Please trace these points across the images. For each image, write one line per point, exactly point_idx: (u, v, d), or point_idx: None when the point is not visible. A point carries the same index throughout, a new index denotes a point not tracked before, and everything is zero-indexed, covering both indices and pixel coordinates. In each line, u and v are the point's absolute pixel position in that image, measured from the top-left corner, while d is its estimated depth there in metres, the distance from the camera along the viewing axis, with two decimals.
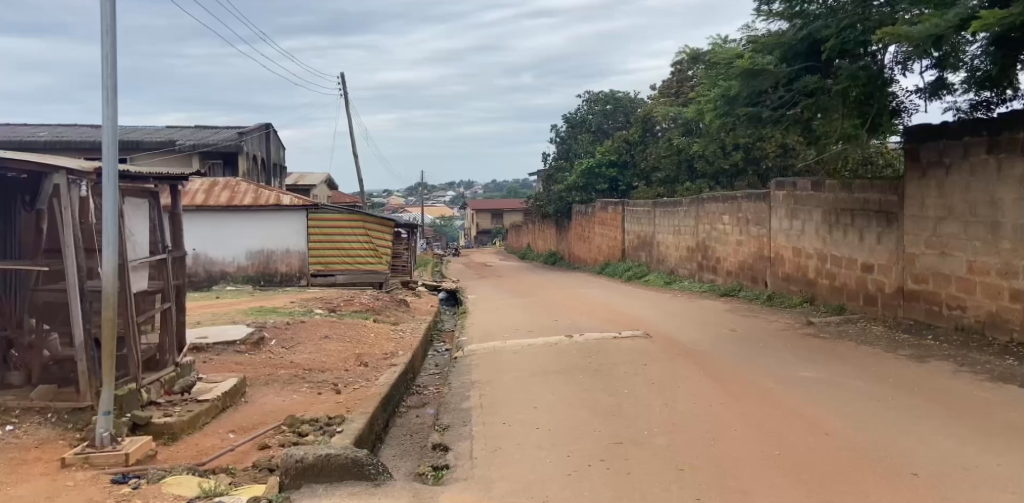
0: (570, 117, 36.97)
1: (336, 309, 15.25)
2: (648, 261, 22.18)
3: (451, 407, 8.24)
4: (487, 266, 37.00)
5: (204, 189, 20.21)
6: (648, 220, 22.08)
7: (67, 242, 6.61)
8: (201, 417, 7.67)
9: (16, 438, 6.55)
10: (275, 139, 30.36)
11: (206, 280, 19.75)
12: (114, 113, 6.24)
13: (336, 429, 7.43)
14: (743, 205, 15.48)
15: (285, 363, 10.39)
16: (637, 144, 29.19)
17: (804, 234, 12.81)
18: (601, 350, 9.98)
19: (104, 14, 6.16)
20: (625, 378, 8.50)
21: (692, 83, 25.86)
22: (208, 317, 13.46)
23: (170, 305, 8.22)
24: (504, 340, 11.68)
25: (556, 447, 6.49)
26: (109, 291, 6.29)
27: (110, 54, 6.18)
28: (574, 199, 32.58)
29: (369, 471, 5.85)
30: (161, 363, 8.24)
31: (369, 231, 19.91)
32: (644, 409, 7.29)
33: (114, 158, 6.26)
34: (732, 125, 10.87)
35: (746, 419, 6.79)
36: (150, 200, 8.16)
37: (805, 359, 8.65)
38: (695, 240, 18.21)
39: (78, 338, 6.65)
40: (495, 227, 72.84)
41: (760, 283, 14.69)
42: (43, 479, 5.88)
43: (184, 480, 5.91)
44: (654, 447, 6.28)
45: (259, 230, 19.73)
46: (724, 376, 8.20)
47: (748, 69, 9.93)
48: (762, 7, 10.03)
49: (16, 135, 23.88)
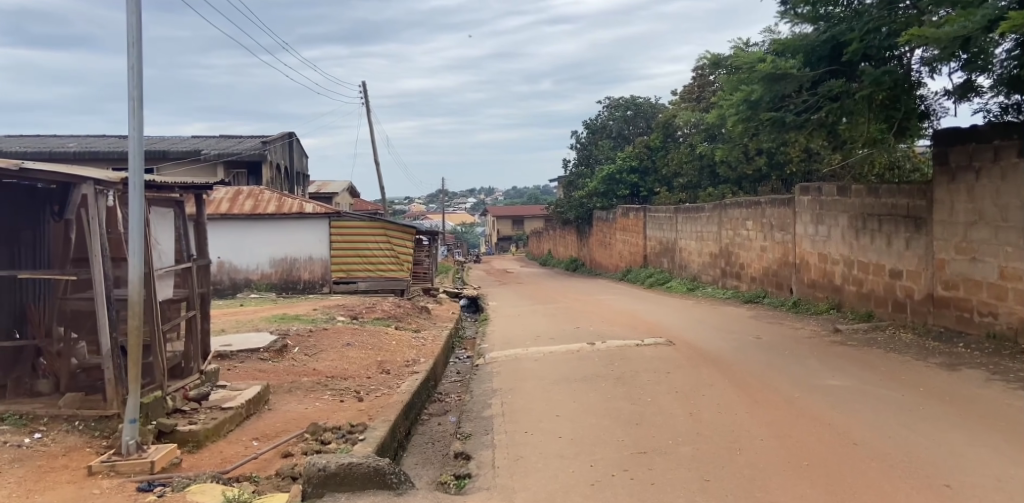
0: (590, 123, 36.87)
1: (359, 316, 15.28)
2: (670, 267, 22.04)
3: (473, 415, 8.22)
4: (507, 266, 45.34)
5: (228, 197, 20.41)
6: (670, 226, 21.95)
7: (94, 251, 6.65)
8: (226, 424, 7.71)
9: (44, 445, 6.58)
10: (298, 148, 30.56)
11: (231, 288, 19.91)
12: (139, 123, 6.29)
13: (358, 437, 7.43)
14: (767, 210, 15.34)
15: (308, 371, 10.44)
16: (658, 149, 29.03)
17: (830, 240, 12.68)
18: (623, 358, 9.92)
19: (131, 26, 6.23)
20: (649, 386, 8.42)
21: (713, 88, 25.73)
22: (232, 324, 13.56)
23: (195, 312, 8.29)
24: (526, 347, 11.65)
25: (579, 456, 6.44)
26: (136, 299, 6.33)
27: (136, 65, 6.24)
28: (595, 205, 32.43)
29: (391, 479, 5.86)
30: (186, 370, 8.34)
31: (390, 237, 19.82)
32: (667, 418, 7.21)
33: (140, 169, 6.33)
34: (754, 130, 10.66)
35: (773, 428, 6.71)
36: (175, 208, 8.25)
37: (833, 367, 8.53)
38: (719, 246, 18.06)
39: (105, 346, 6.69)
40: (516, 233, 72.67)
41: (785, 289, 14.53)
42: (70, 487, 5.90)
43: (208, 488, 5.92)
44: (678, 457, 6.21)
45: (282, 239, 19.86)
46: (748, 384, 8.12)
47: (770, 73, 9.81)
48: (787, 10, 9.93)
49: (45, 146, 24.22)
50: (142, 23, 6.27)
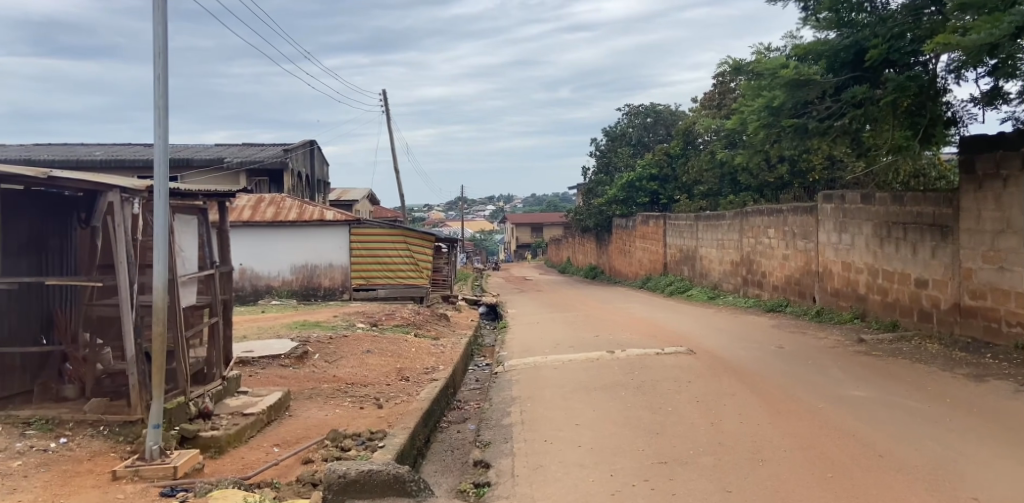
0: (609, 131, 36.80)
1: (378, 323, 15.31)
2: (691, 275, 21.91)
3: (493, 423, 8.20)
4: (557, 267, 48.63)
5: (250, 205, 20.59)
6: (690, 234, 21.82)
7: (120, 258, 6.74)
8: (247, 430, 7.78)
9: (69, 450, 6.62)
10: (318, 156, 30.75)
11: (252, 294, 20.08)
12: (165, 132, 6.36)
13: (378, 444, 7.44)
14: (789, 218, 15.23)
15: (328, 378, 10.49)
16: (678, 156, 28.91)
17: (853, 247, 12.56)
18: (644, 367, 9.87)
19: (157, 36, 6.31)
20: (669, 395, 8.37)
21: (734, 95, 25.58)
22: (253, 331, 13.65)
23: (218, 318, 8.38)
24: (546, 355, 11.64)
25: (599, 465, 6.42)
26: (160, 305, 6.39)
27: (162, 75, 6.31)
28: (614, 212, 32.35)
29: (410, 487, 5.86)
30: (208, 376, 8.40)
31: (410, 245, 19.87)
32: (688, 428, 7.16)
33: (165, 177, 6.39)
34: (776, 137, 10.44)
35: (797, 439, 6.64)
36: (198, 216, 8.35)
37: (858, 378, 8.42)
38: (740, 255, 17.95)
39: (130, 352, 6.77)
40: (535, 241, 72.55)
41: (808, 298, 14.41)
42: (94, 492, 5.92)
43: (229, 494, 5.91)
44: (699, 467, 6.17)
45: (303, 246, 19.98)
46: (770, 394, 8.06)
47: (794, 79, 9.65)
48: (810, 16, 9.87)
49: (72, 154, 24.59)
50: (168, 33, 6.35)
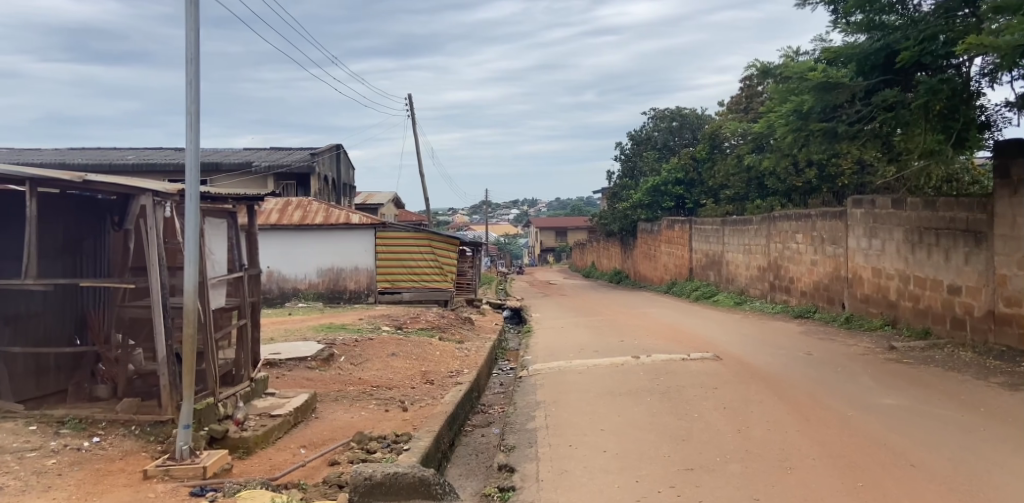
0: (634, 134, 36.67)
1: (403, 326, 15.37)
2: (717, 281, 21.77)
3: (517, 427, 8.20)
4: (581, 272, 48.54)
5: (278, 208, 20.79)
6: (717, 239, 21.68)
7: (151, 260, 6.84)
8: (274, 432, 7.86)
9: (102, 449, 6.70)
10: (345, 159, 30.96)
11: (279, 296, 20.25)
12: (197, 136, 6.45)
13: (403, 447, 7.48)
14: (818, 223, 15.08)
15: (354, 380, 10.56)
16: (704, 160, 28.73)
17: (884, 253, 12.40)
18: (669, 372, 9.82)
19: (189, 43, 6.40)
20: (696, 401, 8.33)
21: (761, 98, 25.40)
22: (281, 333, 13.76)
23: (246, 321, 8.48)
24: (571, 359, 11.63)
25: (624, 471, 6.40)
26: (191, 307, 6.47)
27: (193, 80, 6.40)
28: (639, 216, 32.23)
29: (436, 490, 5.89)
30: (236, 377, 8.49)
31: (435, 248, 19.97)
32: (715, 434, 7.12)
33: (195, 182, 6.47)
34: (804, 142, 10.38)
35: (825, 448, 6.57)
36: (228, 219, 8.46)
37: (888, 386, 8.31)
38: (767, 260, 17.79)
39: (161, 353, 6.87)
40: (559, 245, 72.48)
41: (836, 304, 14.26)
42: (127, 490, 5.99)
43: (258, 494, 5.97)
44: (726, 475, 6.13)
45: (329, 249, 20.14)
46: (798, 401, 7.98)
47: (822, 82, 9.57)
48: (840, 19, 9.78)
49: (105, 158, 25.05)
50: (199, 40, 6.44)
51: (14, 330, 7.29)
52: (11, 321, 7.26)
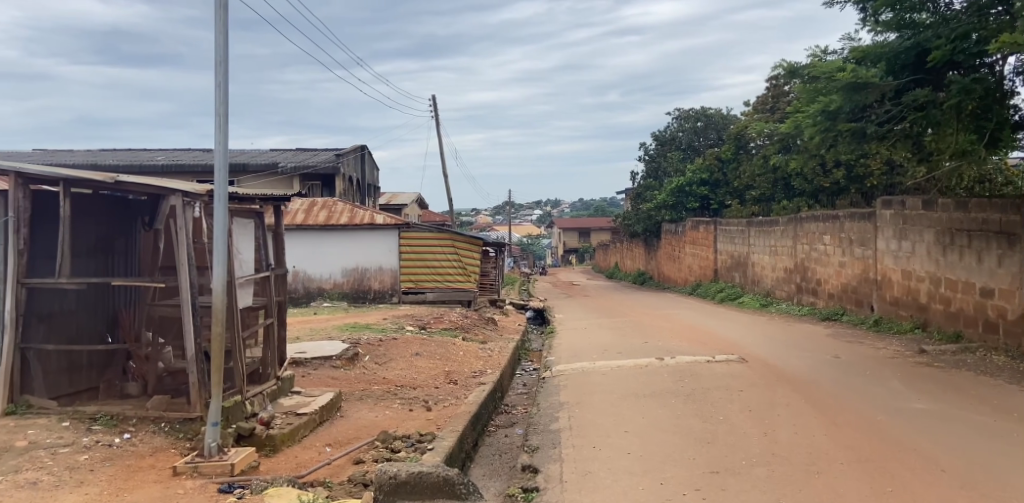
0: (658, 135, 36.51)
1: (426, 326, 15.43)
2: (742, 282, 21.62)
3: (540, 428, 8.20)
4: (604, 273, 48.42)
5: (304, 209, 20.94)
6: (742, 240, 21.53)
7: (181, 260, 6.92)
8: (300, 430, 7.92)
9: (133, 445, 6.78)
10: (369, 160, 31.13)
11: (304, 296, 20.40)
12: (225, 137, 6.52)
13: (427, 446, 7.51)
14: (846, 224, 14.92)
15: (378, 379, 10.61)
16: (729, 161, 28.54)
17: (914, 255, 12.24)
18: (694, 374, 9.77)
19: (218, 46, 6.47)
20: (721, 404, 8.27)
21: (788, 98, 25.18)
22: (306, 332, 13.86)
23: (273, 320, 8.56)
24: (594, 361, 11.60)
25: (648, 473, 6.37)
26: (219, 306, 6.54)
27: (222, 82, 6.48)
28: (663, 217, 32.09)
29: (460, 490, 5.89)
30: (263, 376, 8.57)
31: (458, 248, 20.02)
32: (741, 437, 7.06)
33: (224, 182, 6.54)
34: (832, 142, 10.29)
35: (853, 452, 6.50)
36: (255, 219, 8.56)
37: (918, 390, 8.20)
38: (794, 261, 17.63)
39: (190, 351, 6.96)
40: (582, 246, 72.35)
41: (865, 307, 14.11)
42: (156, 486, 6.06)
43: (284, 492, 6.02)
44: (752, 478, 6.09)
45: (354, 250, 20.26)
46: (826, 405, 7.90)
47: (851, 81, 9.37)
48: (869, 18, 9.68)
49: (135, 159, 25.40)
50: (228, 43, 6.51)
51: (48, 328, 7.40)
52: (45, 319, 7.37)
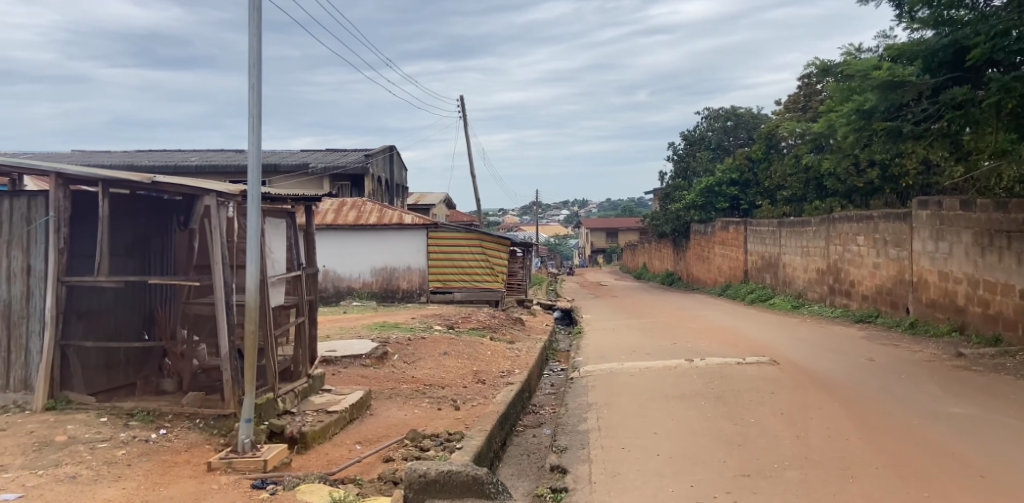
0: (688, 134, 36.25)
1: (454, 326, 15.48)
2: (774, 283, 21.41)
3: (569, 429, 8.18)
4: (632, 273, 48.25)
5: (333, 209, 21.13)
6: (774, 241, 21.31)
7: (215, 259, 7.01)
8: (331, 427, 7.98)
9: (168, 441, 6.88)
10: (398, 160, 31.31)
11: (334, 295, 20.56)
12: (258, 139, 6.59)
13: (456, 445, 7.53)
14: (880, 225, 14.72)
15: (407, 378, 10.66)
16: (760, 160, 28.27)
17: (952, 257, 12.04)
18: (724, 376, 9.70)
19: (252, 48, 6.54)
20: (751, 406, 8.20)
21: (821, 97, 24.86)
22: (336, 331, 13.97)
23: (304, 318, 8.64)
24: (622, 361, 11.55)
25: (678, 475, 6.34)
26: (252, 305, 6.62)
27: (256, 84, 6.55)
28: (692, 217, 31.87)
29: (490, 489, 5.91)
30: (295, 374, 8.66)
31: (485, 248, 20.05)
32: (773, 440, 7.00)
33: (257, 182, 6.61)
34: (866, 142, 10.18)
35: (888, 456, 6.41)
36: (287, 219, 8.66)
37: (955, 394, 8.07)
38: (827, 262, 17.42)
39: (224, 348, 7.04)
40: (610, 246, 72.11)
41: (900, 309, 13.90)
42: (192, 481, 6.15)
43: (316, 488, 6.08)
44: (784, 482, 6.03)
45: (382, 249, 20.37)
46: (860, 408, 7.80)
47: (887, 80, 9.34)
48: (905, 15, 9.56)
49: (169, 160, 25.78)
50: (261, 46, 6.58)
51: (86, 325, 7.53)
52: (83, 316, 7.49)
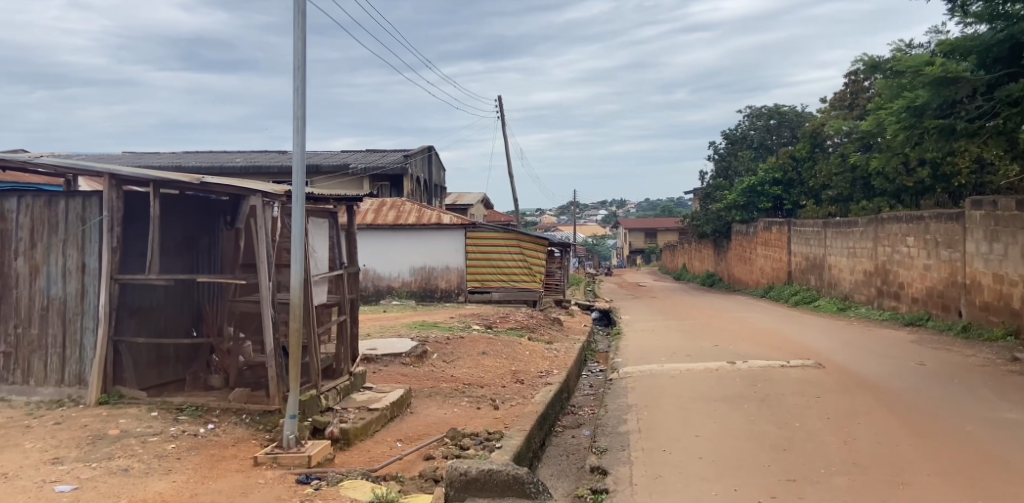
0: (729, 133, 35.82)
1: (493, 325, 15.50)
2: (818, 285, 21.06)
3: (609, 430, 8.13)
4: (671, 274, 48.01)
5: (373, 209, 21.31)
6: (819, 242, 20.96)
7: (261, 258, 7.10)
8: (372, 424, 8.03)
9: (216, 435, 6.98)
10: (436, 161, 31.46)
11: (374, 294, 20.73)
12: (303, 140, 6.65)
13: (495, 445, 7.53)
14: (931, 226, 14.40)
15: (446, 377, 10.69)
16: (804, 159, 27.84)
17: (1007, 259, 11.72)
18: (768, 379, 9.57)
19: (296, 51, 6.61)
20: (796, 410, 8.07)
21: (869, 94, 24.36)
22: (376, 329, 14.07)
23: (345, 317, 8.71)
24: (662, 363, 11.45)
25: (722, 479, 6.25)
26: (297, 303, 6.68)
27: (300, 86, 6.61)
28: (734, 218, 31.50)
29: (530, 488, 5.84)
30: (337, 371, 8.74)
31: (523, 249, 20.03)
32: (819, 445, 6.87)
33: (302, 182, 6.67)
34: (917, 140, 9.94)
35: (940, 463, 6.25)
36: (329, 219, 8.76)
37: (1009, 399, 7.86)
38: (874, 264, 17.08)
39: (269, 345, 7.12)
40: (648, 246, 71.63)
41: (952, 312, 13.56)
42: (239, 476, 6.23)
43: (359, 484, 6.12)
44: (832, 488, 5.91)
45: (422, 249, 20.47)
46: (910, 413, 7.63)
47: (939, 76, 9.05)
48: (958, 9, 9.28)
49: (214, 161, 26.19)
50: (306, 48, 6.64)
51: (139, 322, 7.68)
52: (135, 313, 7.64)
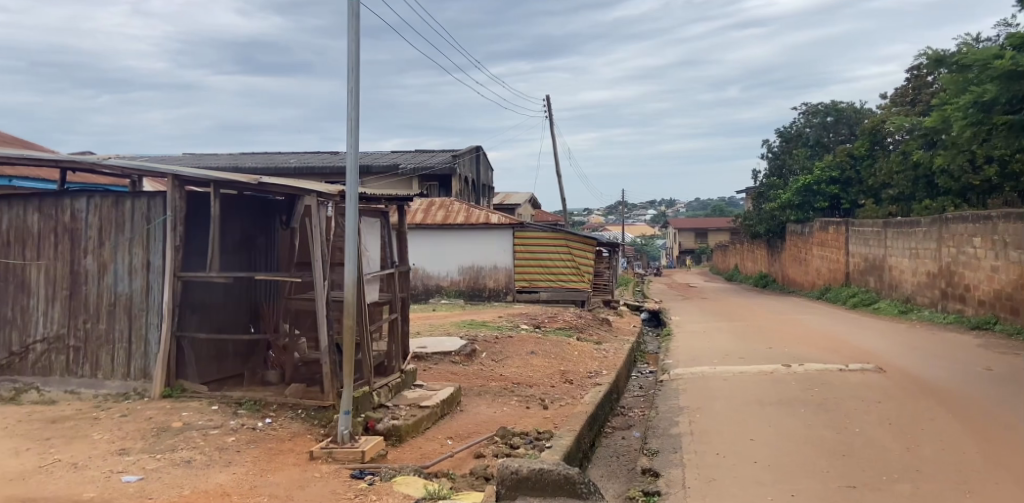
0: (783, 131, 35.18)
1: (542, 325, 15.47)
2: (878, 287, 20.55)
3: (660, 432, 8.03)
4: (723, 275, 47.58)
5: (423, 209, 21.45)
6: (878, 243, 20.44)
7: (316, 257, 7.18)
8: (423, 422, 8.07)
9: (273, 430, 7.08)
10: (484, 161, 31.53)
11: (423, 293, 20.87)
12: (356, 140, 6.70)
13: (545, 444, 7.49)
14: (999, 226, 13.93)
15: (495, 376, 10.68)
16: (862, 157, 27.23)
17: None
18: (825, 382, 9.35)
19: (350, 52, 6.66)
20: (856, 415, 7.85)
21: (931, 90, 23.65)
22: (426, 328, 14.15)
23: (397, 315, 8.76)
24: (713, 365, 11.28)
25: (779, 484, 6.11)
26: (350, 300, 6.73)
27: (355, 87, 6.67)
28: (788, 218, 30.92)
29: (582, 489, 5.73)
30: (389, 369, 8.80)
31: (572, 248, 19.95)
32: (881, 451, 6.67)
33: (355, 182, 6.72)
34: (985, 135, 9.60)
35: (1011, 471, 6.01)
36: (381, 218, 8.84)
37: None
38: (938, 265, 16.59)
39: (323, 342, 7.19)
40: (699, 247, 70.84)
41: (1021, 315, 13.08)
42: (296, 469, 6.30)
43: (411, 480, 6.15)
44: (895, 495, 5.73)
45: (471, 248, 20.53)
46: (977, 419, 7.38)
47: (1008, 70, 8.70)
48: None
49: (269, 162, 26.66)
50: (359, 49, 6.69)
51: (199, 318, 7.84)
52: (195, 310, 7.79)
